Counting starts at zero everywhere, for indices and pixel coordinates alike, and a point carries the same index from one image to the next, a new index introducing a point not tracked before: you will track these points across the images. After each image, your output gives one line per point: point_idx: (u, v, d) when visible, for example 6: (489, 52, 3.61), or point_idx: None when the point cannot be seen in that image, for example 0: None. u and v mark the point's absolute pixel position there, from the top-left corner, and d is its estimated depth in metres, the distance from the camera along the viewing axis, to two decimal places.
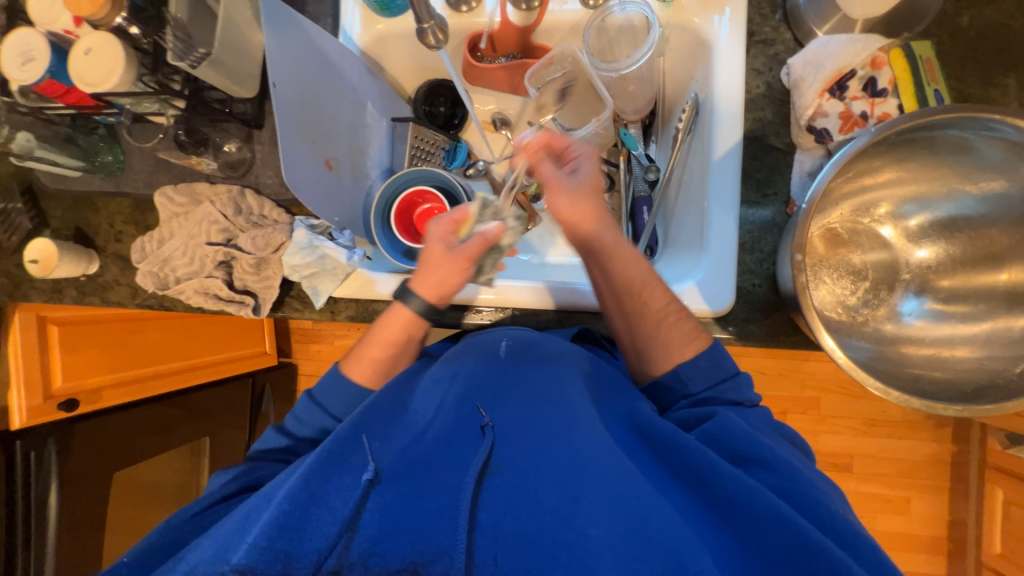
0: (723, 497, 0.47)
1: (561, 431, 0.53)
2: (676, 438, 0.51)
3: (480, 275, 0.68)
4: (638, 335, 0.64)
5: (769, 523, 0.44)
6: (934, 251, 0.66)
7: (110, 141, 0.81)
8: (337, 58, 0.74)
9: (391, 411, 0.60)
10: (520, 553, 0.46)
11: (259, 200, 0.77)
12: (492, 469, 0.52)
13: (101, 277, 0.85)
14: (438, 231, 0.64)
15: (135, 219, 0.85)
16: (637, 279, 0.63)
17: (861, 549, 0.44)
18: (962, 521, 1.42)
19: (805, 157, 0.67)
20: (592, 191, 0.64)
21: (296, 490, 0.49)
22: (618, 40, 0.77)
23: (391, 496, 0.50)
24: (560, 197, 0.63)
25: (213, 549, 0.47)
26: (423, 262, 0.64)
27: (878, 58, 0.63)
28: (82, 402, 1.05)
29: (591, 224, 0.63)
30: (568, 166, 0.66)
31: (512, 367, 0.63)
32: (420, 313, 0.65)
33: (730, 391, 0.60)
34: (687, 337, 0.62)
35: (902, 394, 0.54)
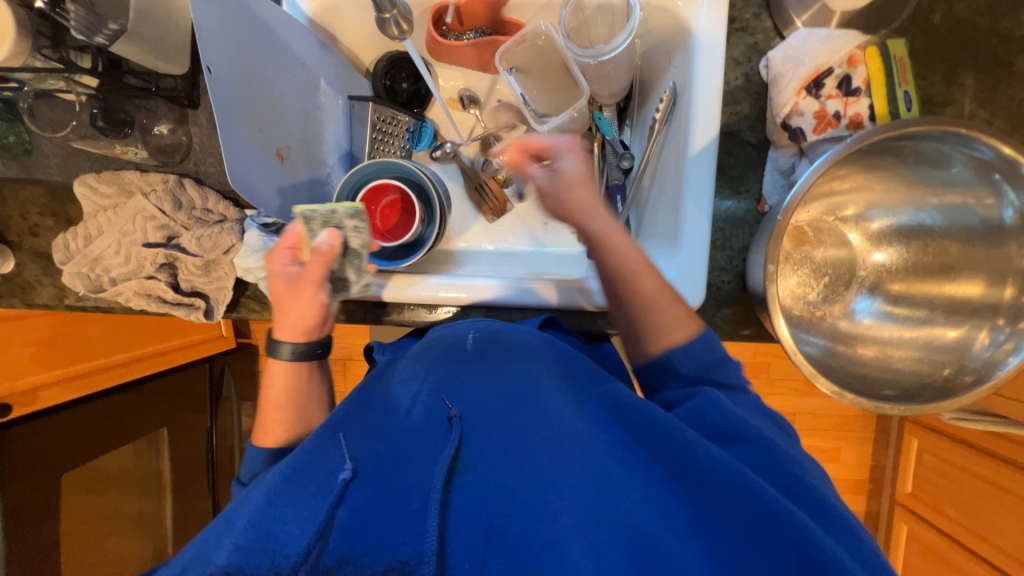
0: (694, 471, 0.45)
1: (532, 420, 0.52)
2: (643, 416, 0.50)
3: (347, 287, 0.60)
4: (631, 321, 0.59)
5: (739, 494, 0.43)
6: (890, 254, 0.69)
7: (12, 117, 0.68)
8: (282, 30, 0.65)
9: (360, 413, 0.58)
10: (500, 548, 0.44)
11: (200, 191, 0.69)
12: (464, 464, 0.50)
13: (19, 277, 0.75)
14: (273, 262, 0.56)
15: (52, 210, 0.74)
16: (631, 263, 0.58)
17: (828, 514, 0.43)
18: (882, 465, 1.60)
19: (779, 155, 0.68)
20: (585, 183, 0.60)
21: (262, 511, 0.46)
22: (594, 20, 0.72)
23: (365, 499, 0.48)
24: (553, 199, 0.60)
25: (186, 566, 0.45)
26: (275, 304, 0.57)
27: (855, 56, 0.62)
28: (17, 406, 0.94)
29: (583, 220, 0.59)
30: (554, 164, 0.61)
31: (483, 359, 0.62)
32: (298, 358, 0.59)
33: (703, 357, 0.56)
34: (679, 319, 0.57)
35: (855, 396, 0.57)
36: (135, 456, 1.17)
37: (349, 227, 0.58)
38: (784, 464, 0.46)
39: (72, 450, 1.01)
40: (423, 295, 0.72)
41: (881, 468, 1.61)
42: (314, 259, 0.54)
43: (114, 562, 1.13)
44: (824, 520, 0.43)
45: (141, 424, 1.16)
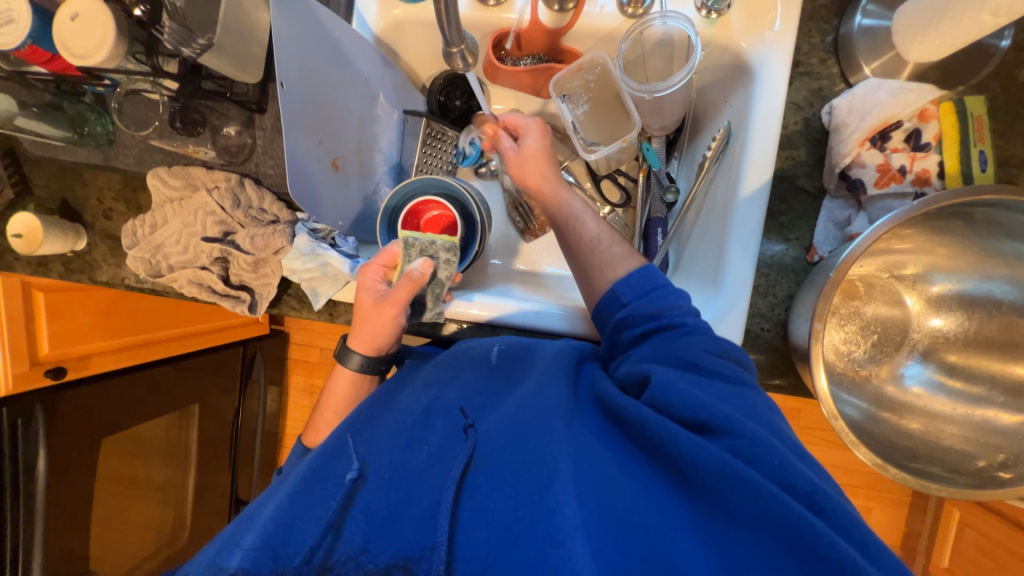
0: (685, 468, 0.43)
1: (535, 420, 0.51)
2: (631, 411, 0.48)
3: (423, 310, 0.67)
4: (580, 267, 0.65)
5: (728, 485, 0.41)
6: (949, 321, 0.65)
7: (100, 110, 0.75)
8: (349, 46, 0.68)
9: (375, 412, 0.60)
10: (502, 546, 0.43)
11: (258, 191, 0.72)
12: (474, 465, 0.50)
13: (90, 255, 0.81)
14: (366, 276, 0.65)
15: (125, 197, 0.80)
16: (591, 236, 0.65)
17: (830, 509, 0.40)
18: (916, 532, 1.46)
19: (834, 206, 0.66)
20: (539, 154, 0.72)
21: (280, 506, 0.50)
22: (652, 54, 0.72)
23: (378, 496, 0.50)
24: (511, 165, 0.74)
25: (210, 554, 0.48)
26: (358, 315, 0.66)
27: (926, 110, 0.61)
28: (71, 369, 1.01)
29: (551, 190, 0.70)
30: (521, 140, 0.75)
31: (503, 372, 0.63)
32: (362, 369, 0.68)
33: (651, 310, 0.56)
34: (621, 256, 0.62)
35: (899, 471, 0.54)
36: (168, 427, 1.21)
37: (440, 259, 0.66)
38: (772, 449, 0.42)
39: (111, 419, 1.06)
40: (454, 310, 0.73)
41: (915, 535, 1.46)
42: (402, 282, 0.61)
43: (136, 526, 1.17)
44: (829, 520, 0.39)
45: (175, 398, 1.20)
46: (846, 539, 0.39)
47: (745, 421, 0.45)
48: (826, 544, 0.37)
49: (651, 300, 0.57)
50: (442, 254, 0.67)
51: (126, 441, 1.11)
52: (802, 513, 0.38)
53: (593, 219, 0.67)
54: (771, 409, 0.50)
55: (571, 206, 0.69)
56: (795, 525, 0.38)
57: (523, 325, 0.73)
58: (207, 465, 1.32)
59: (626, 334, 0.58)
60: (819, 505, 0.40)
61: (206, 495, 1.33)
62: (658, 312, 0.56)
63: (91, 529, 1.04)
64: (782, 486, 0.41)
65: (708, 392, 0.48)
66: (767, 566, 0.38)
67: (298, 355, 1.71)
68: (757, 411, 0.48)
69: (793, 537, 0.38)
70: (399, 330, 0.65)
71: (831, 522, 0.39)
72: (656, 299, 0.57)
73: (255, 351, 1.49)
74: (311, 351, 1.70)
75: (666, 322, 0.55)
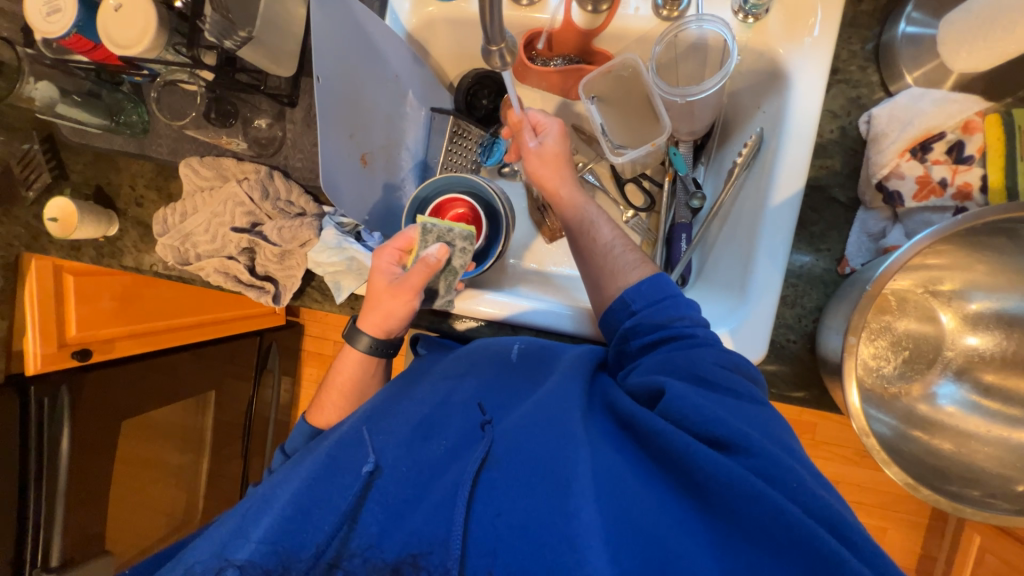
0: (701, 481, 0.43)
1: (551, 422, 0.50)
2: (647, 421, 0.47)
3: (434, 297, 0.67)
4: (592, 271, 0.65)
5: (751, 506, 0.40)
6: (986, 340, 0.63)
7: (136, 100, 0.76)
8: (383, 42, 0.69)
9: (390, 404, 0.60)
10: (514, 545, 0.42)
11: (286, 184, 0.73)
12: (492, 462, 0.49)
13: (120, 240, 0.83)
14: (382, 259, 0.65)
15: (157, 185, 0.82)
16: (605, 243, 0.65)
17: (854, 536, 0.38)
18: (933, 556, 1.42)
19: (868, 217, 0.64)
20: (559, 156, 0.72)
21: (300, 495, 0.49)
22: (685, 58, 0.72)
23: (391, 488, 0.49)
24: (530, 163, 0.73)
25: (220, 541, 0.47)
26: (370, 296, 0.66)
27: (971, 122, 0.59)
28: (96, 352, 1.03)
29: (569, 194, 0.70)
30: (540, 138, 0.74)
31: (519, 374, 0.62)
32: (370, 350, 0.68)
33: (660, 319, 0.56)
34: (633, 263, 0.62)
35: (930, 492, 0.52)
36: (184, 413, 1.21)
37: (457, 248, 0.65)
38: (792, 470, 0.42)
39: (130, 403, 1.06)
40: (474, 308, 0.73)
41: (932, 559, 1.42)
42: (417, 268, 0.61)
43: (154, 511, 1.17)
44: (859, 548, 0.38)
45: (193, 385, 1.20)
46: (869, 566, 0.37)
47: (765, 440, 0.45)
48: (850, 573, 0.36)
49: (662, 309, 0.56)
50: (460, 242, 0.65)
51: (146, 425, 1.11)
52: (823, 537, 0.37)
53: (610, 225, 0.67)
54: (787, 430, 0.49)
55: (588, 212, 0.69)
56: (819, 550, 0.37)
57: (544, 326, 0.73)
58: (219, 451, 1.32)
59: (635, 343, 0.57)
60: (840, 530, 0.39)
61: (217, 481, 1.33)
62: (666, 322, 0.56)
63: (108, 513, 1.04)
64: (803, 509, 0.40)
65: (723, 407, 0.48)
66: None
67: (313, 347, 1.72)
68: (778, 433, 0.47)
69: (815, 560, 0.37)
70: (411, 315, 0.65)
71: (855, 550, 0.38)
72: (666, 308, 0.56)
73: (271, 342, 1.50)
74: (325, 343, 1.71)
75: (672, 333, 0.55)
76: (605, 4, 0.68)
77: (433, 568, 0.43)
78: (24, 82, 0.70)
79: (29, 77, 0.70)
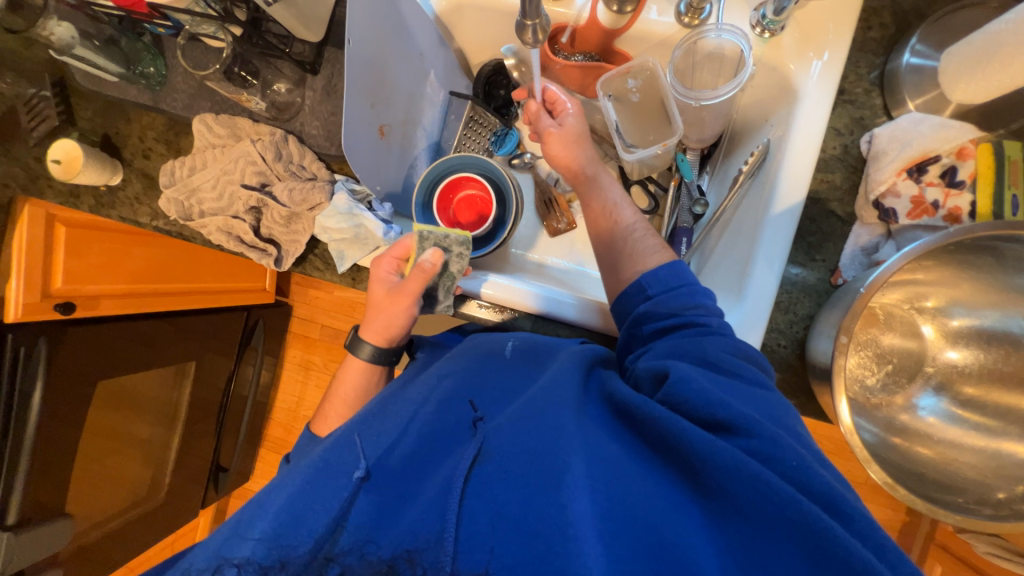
0: (697, 466, 0.43)
1: (546, 413, 0.50)
2: (645, 409, 0.47)
3: (434, 304, 0.69)
4: (611, 255, 0.67)
5: (744, 484, 0.41)
6: (965, 355, 0.66)
7: (154, 51, 0.76)
8: (411, 18, 0.70)
9: (386, 408, 0.58)
10: (510, 538, 0.41)
11: (300, 149, 0.74)
12: (483, 456, 0.48)
13: (121, 191, 0.82)
14: (378, 269, 0.67)
15: (167, 139, 0.81)
16: (620, 227, 0.68)
17: (847, 510, 0.40)
18: None
19: (862, 232, 0.67)
20: (579, 139, 0.75)
21: (294, 498, 0.47)
22: (703, 65, 0.74)
23: (384, 490, 0.48)
24: (553, 145, 0.75)
25: (217, 543, 0.45)
26: (371, 304, 0.68)
27: (965, 149, 0.62)
28: (80, 308, 0.96)
29: (585, 181, 0.73)
30: (561, 120, 0.76)
31: (517, 368, 0.61)
32: (373, 358, 0.70)
33: (674, 307, 0.57)
34: (653, 249, 0.64)
35: (908, 493, 0.55)
36: (162, 383, 1.16)
37: (453, 253, 0.65)
38: (791, 451, 0.43)
39: (112, 364, 1.00)
40: (476, 290, 0.74)
41: None
42: (414, 273, 0.62)
43: (116, 483, 1.10)
44: (847, 520, 0.40)
45: (176, 353, 1.15)
46: (862, 540, 0.39)
47: (764, 420, 0.46)
48: (840, 541, 0.37)
49: (676, 296, 0.58)
50: (455, 246, 0.65)
51: (121, 391, 1.05)
52: (817, 513, 0.39)
53: (625, 211, 0.70)
54: (787, 410, 0.50)
55: (611, 195, 0.71)
56: (812, 525, 0.38)
57: (543, 313, 0.74)
58: (192, 425, 1.27)
59: (647, 327, 0.59)
60: (835, 506, 0.40)
61: (185, 457, 1.28)
62: (679, 310, 0.57)
63: (74, 479, 0.98)
64: (799, 487, 0.41)
65: (725, 389, 0.48)
66: (780, 560, 0.39)
67: (300, 328, 1.70)
68: (775, 413, 0.48)
69: (808, 535, 0.38)
70: (411, 322, 0.67)
71: (849, 526, 0.40)
72: (681, 296, 0.58)
73: (257, 318, 1.48)
74: (313, 325, 1.69)
75: (688, 320, 0.56)
76: (631, 6, 0.66)
77: (428, 564, 0.41)
78: (47, 19, 0.69)
79: (52, 16, 0.69)
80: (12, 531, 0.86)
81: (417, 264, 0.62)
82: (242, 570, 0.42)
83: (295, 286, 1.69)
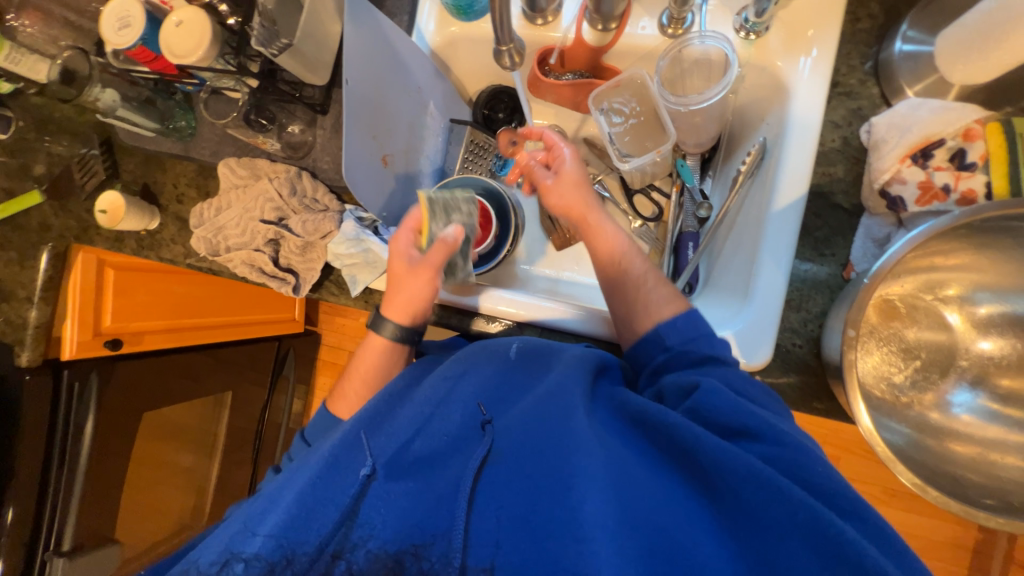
0: (709, 470, 0.43)
1: (555, 416, 0.50)
2: (656, 414, 0.47)
3: (453, 272, 0.72)
4: (624, 306, 0.64)
5: (752, 488, 0.40)
6: (999, 345, 0.64)
7: (186, 107, 0.85)
8: (407, 56, 0.75)
9: (393, 404, 0.57)
10: (515, 537, 0.43)
11: (313, 183, 0.79)
12: (494, 457, 0.49)
13: (160, 234, 0.89)
14: (399, 245, 0.67)
15: (197, 184, 0.89)
16: (641, 279, 0.64)
17: (863, 517, 0.40)
18: None
19: (873, 223, 0.65)
20: (579, 187, 0.70)
21: (303, 494, 0.48)
22: (691, 72, 0.76)
23: (393, 488, 0.49)
24: (555, 197, 0.71)
25: (236, 528, 0.48)
26: (393, 281, 0.67)
27: (972, 130, 0.59)
28: (127, 343, 1.04)
29: (601, 231, 0.67)
30: (556, 168, 0.73)
31: (522, 371, 0.60)
32: (396, 337, 0.67)
33: (689, 334, 0.59)
34: (667, 298, 0.63)
35: (940, 494, 0.52)
36: (201, 413, 1.22)
37: (462, 211, 0.73)
38: (806, 459, 0.43)
39: (157, 396, 1.08)
40: (485, 304, 0.75)
41: None
42: (437, 246, 0.64)
43: (159, 512, 1.15)
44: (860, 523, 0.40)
45: (214, 384, 1.22)
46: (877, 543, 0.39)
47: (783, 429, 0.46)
48: (856, 552, 0.36)
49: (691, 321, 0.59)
50: (461, 205, 0.73)
51: (162, 424, 1.11)
52: (830, 518, 0.38)
53: (644, 263, 0.66)
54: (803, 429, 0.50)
55: (622, 240, 0.67)
56: (824, 531, 0.37)
57: (549, 323, 0.74)
58: (231, 453, 1.32)
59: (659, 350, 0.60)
60: (853, 514, 0.40)
61: (225, 482, 1.32)
62: (695, 334, 0.59)
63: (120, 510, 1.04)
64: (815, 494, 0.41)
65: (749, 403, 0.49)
66: (795, 563, 0.38)
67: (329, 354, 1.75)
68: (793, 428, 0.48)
69: (819, 538, 0.38)
70: (437, 293, 0.67)
71: (862, 528, 0.40)
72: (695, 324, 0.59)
73: (289, 348, 1.53)
74: (341, 352, 1.74)
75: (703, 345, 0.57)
76: (614, 23, 0.71)
77: (434, 559, 0.45)
78: (92, 87, 0.77)
79: (97, 84, 0.77)
80: (67, 556, 0.91)
81: (438, 239, 0.64)
82: (250, 565, 0.44)
83: (322, 314, 1.75)
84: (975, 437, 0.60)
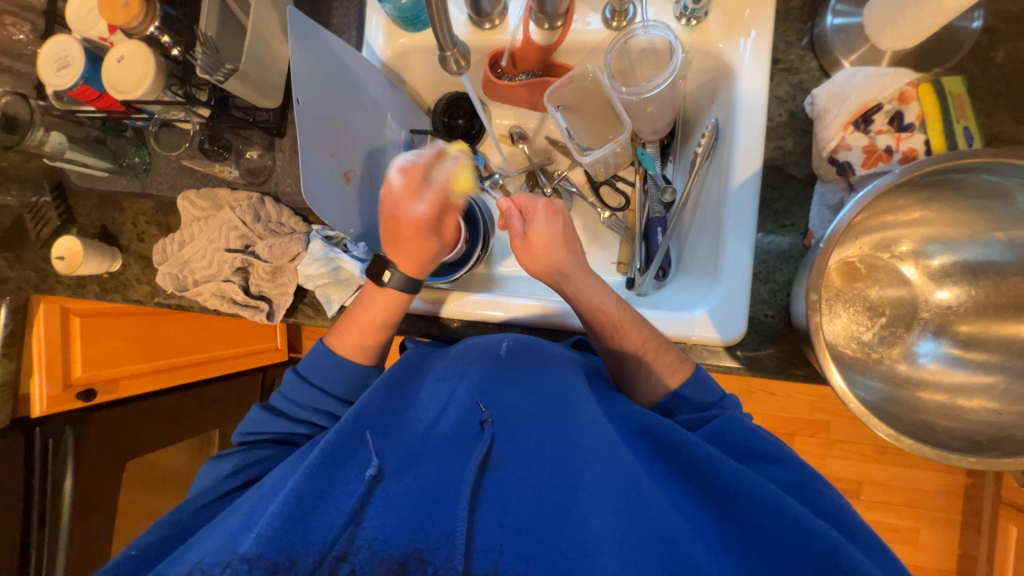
0: (720, 491, 0.47)
1: (567, 427, 0.51)
2: (671, 432, 0.50)
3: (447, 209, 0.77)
4: (620, 366, 0.65)
5: (765, 512, 0.44)
6: (955, 293, 0.66)
7: (138, 143, 0.83)
8: (359, 72, 0.75)
9: (394, 406, 0.56)
10: (522, 545, 0.44)
11: (277, 207, 0.78)
12: (496, 462, 0.49)
13: (123, 275, 0.86)
14: (403, 198, 0.66)
15: (157, 220, 0.86)
16: (647, 350, 0.63)
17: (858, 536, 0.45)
18: (973, 557, 1.28)
19: (827, 190, 0.67)
20: (553, 246, 0.67)
21: (303, 480, 0.47)
22: (640, 61, 0.77)
23: (393, 491, 0.48)
24: (529, 257, 0.68)
25: (224, 539, 0.46)
26: (400, 234, 0.67)
27: (905, 92, 0.63)
28: (101, 392, 0.99)
29: (592, 296, 0.66)
30: (527, 224, 0.69)
31: (513, 366, 0.59)
32: (403, 287, 0.67)
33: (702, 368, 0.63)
34: (672, 366, 0.62)
35: (915, 442, 0.54)
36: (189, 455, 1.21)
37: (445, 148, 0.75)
38: (804, 484, 0.49)
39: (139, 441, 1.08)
40: (463, 308, 0.74)
41: (973, 560, 1.28)
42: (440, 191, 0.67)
43: None
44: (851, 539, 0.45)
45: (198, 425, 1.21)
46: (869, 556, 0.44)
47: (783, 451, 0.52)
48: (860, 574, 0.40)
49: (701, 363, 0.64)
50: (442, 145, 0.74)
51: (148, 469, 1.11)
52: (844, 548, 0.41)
53: (646, 327, 0.64)
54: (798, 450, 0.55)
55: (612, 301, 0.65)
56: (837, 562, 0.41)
57: (530, 320, 0.73)
58: None
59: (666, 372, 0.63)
60: (849, 530, 0.46)
61: None
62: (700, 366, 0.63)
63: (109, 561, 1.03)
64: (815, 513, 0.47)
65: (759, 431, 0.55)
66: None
67: None
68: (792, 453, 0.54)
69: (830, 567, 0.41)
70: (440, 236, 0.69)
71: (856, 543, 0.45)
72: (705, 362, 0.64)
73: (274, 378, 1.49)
74: None
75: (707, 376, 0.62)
76: (560, 21, 0.73)
77: (440, 563, 0.44)
78: (35, 132, 0.74)
79: (39, 128, 0.75)
80: None
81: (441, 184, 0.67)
82: (254, 566, 0.43)
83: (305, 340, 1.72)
84: (942, 383, 0.63)
